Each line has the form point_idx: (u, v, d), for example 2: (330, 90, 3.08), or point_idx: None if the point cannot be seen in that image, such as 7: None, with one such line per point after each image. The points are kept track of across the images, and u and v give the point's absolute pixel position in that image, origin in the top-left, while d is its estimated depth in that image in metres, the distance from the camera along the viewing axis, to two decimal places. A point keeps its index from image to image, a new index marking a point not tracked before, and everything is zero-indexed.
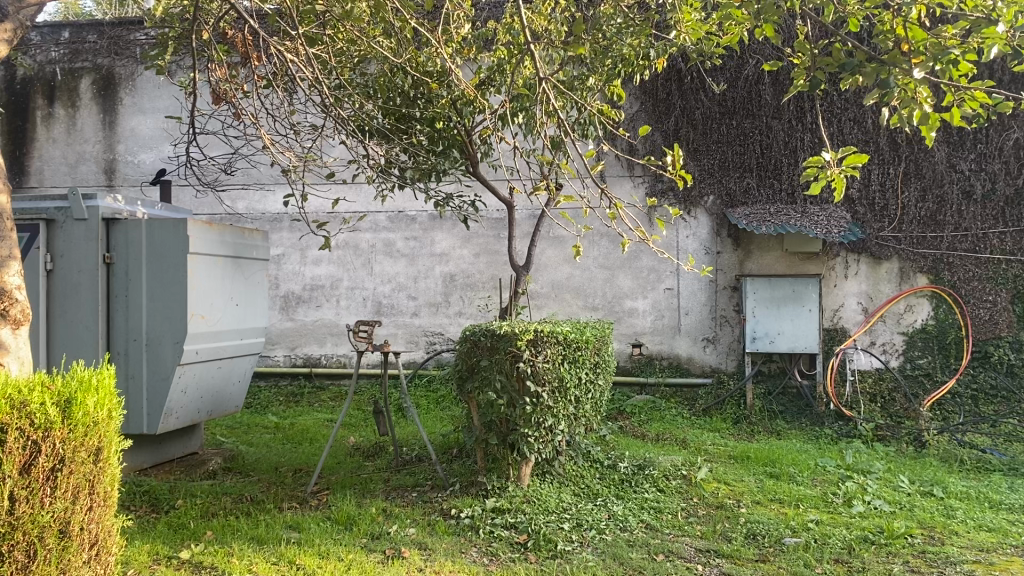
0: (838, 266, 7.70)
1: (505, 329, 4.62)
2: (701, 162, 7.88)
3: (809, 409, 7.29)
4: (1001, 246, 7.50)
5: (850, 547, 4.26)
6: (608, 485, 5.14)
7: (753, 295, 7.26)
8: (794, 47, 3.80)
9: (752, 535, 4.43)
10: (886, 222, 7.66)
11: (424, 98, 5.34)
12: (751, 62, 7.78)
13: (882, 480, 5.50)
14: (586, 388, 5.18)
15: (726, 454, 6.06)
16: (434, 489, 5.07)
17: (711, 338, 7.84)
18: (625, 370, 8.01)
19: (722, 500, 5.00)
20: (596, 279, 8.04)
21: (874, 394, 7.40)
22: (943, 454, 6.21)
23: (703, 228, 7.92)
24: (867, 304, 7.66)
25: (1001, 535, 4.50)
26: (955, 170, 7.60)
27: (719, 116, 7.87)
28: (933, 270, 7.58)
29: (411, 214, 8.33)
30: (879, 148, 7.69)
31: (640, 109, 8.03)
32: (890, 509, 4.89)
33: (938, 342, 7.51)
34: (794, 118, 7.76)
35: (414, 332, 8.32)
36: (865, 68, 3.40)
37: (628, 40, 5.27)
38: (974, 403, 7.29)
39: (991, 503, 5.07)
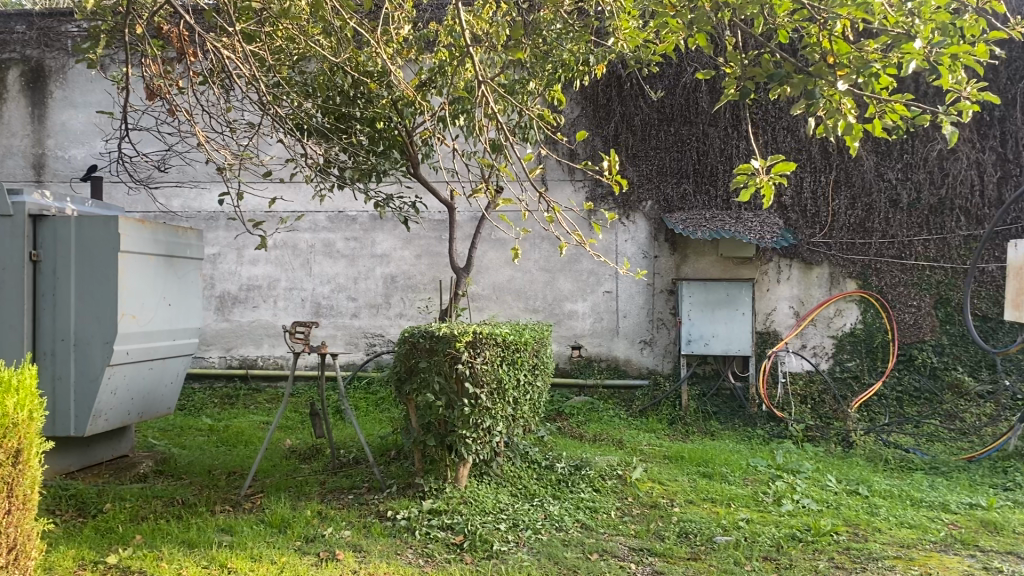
0: (771, 271, 7.91)
1: (444, 331, 4.63)
2: (639, 168, 8.01)
3: (742, 410, 7.46)
4: (925, 253, 7.78)
5: (778, 545, 4.38)
6: (544, 486, 5.18)
7: (688, 298, 7.38)
8: (726, 56, 3.94)
9: (684, 534, 4.52)
10: (817, 229, 7.88)
11: (364, 98, 5.32)
12: (689, 70, 7.92)
13: (810, 479, 5.64)
14: (524, 389, 5.20)
15: (661, 455, 6.17)
16: (370, 492, 5.05)
17: (648, 341, 7.98)
18: (564, 371, 8.08)
19: (656, 499, 5.08)
20: (537, 281, 8.09)
21: (805, 396, 7.57)
22: (869, 454, 6.41)
23: (642, 232, 8.04)
24: (798, 308, 7.88)
25: (921, 531, 4.67)
26: (883, 179, 7.85)
27: (657, 122, 8.00)
28: (861, 276, 7.83)
29: (351, 214, 8.27)
30: (811, 156, 7.90)
31: (581, 114, 8.11)
32: (817, 507, 5.04)
33: (866, 345, 7.75)
34: (730, 126, 7.92)
35: (353, 333, 8.27)
36: (793, 79, 3.50)
37: (569, 46, 5.42)
38: (899, 404, 7.54)
39: (913, 501, 5.25)
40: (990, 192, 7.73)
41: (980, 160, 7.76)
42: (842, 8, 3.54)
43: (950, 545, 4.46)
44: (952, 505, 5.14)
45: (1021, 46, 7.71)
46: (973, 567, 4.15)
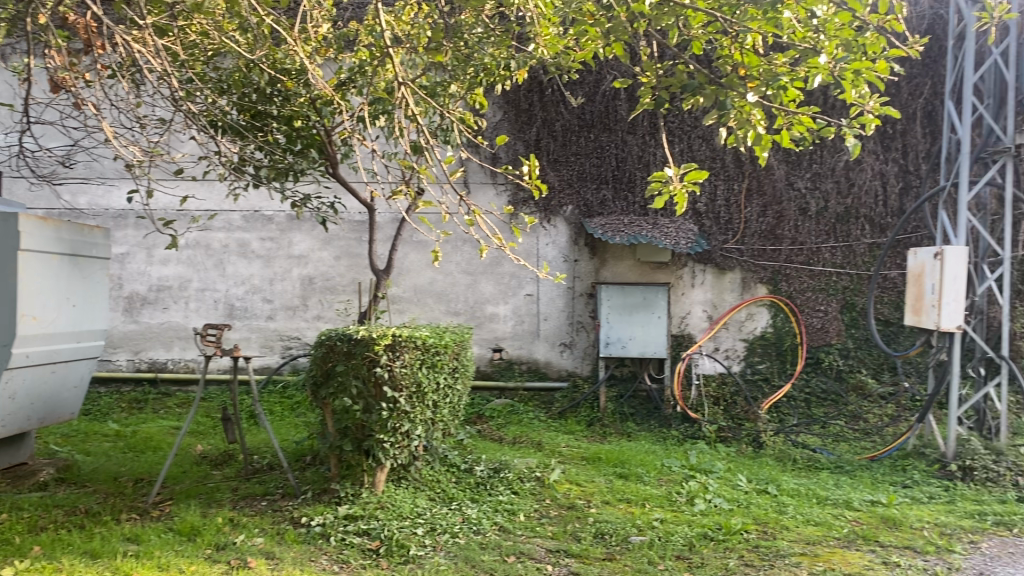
0: (686, 275, 8.09)
1: (362, 334, 4.60)
2: (560, 173, 8.08)
3: (658, 411, 7.60)
4: (832, 260, 8.09)
5: (690, 544, 4.47)
6: (463, 489, 5.18)
7: (607, 302, 7.48)
8: (640, 65, 4.16)
9: (600, 535, 4.58)
10: (730, 235, 8.09)
11: (281, 95, 5.24)
12: (608, 77, 8.03)
13: (721, 479, 5.78)
14: (445, 392, 5.14)
15: (579, 456, 6.24)
16: (285, 498, 4.95)
17: (568, 343, 8.06)
18: (484, 374, 8.09)
19: (573, 500, 5.13)
20: (458, 284, 8.08)
21: (718, 397, 7.77)
22: (778, 454, 6.61)
23: (562, 236, 8.11)
24: (712, 311, 8.07)
25: (826, 528, 4.85)
26: (792, 188, 8.11)
27: (578, 128, 8.09)
28: (772, 281, 8.08)
29: (267, 214, 8.09)
30: (725, 165, 8.10)
31: (503, 118, 8.14)
32: (728, 507, 5.17)
33: (776, 348, 8.02)
34: (648, 134, 8.07)
35: (268, 335, 8.10)
36: (705, 90, 3.72)
37: (490, 51, 5.43)
38: (807, 405, 7.79)
39: (818, 499, 5.44)
40: (893, 202, 8.08)
41: (883, 171, 8.09)
42: (752, 22, 3.66)
43: (852, 541, 4.64)
44: (855, 502, 5.34)
45: (921, 64, 8.08)
46: (873, 561, 4.32)
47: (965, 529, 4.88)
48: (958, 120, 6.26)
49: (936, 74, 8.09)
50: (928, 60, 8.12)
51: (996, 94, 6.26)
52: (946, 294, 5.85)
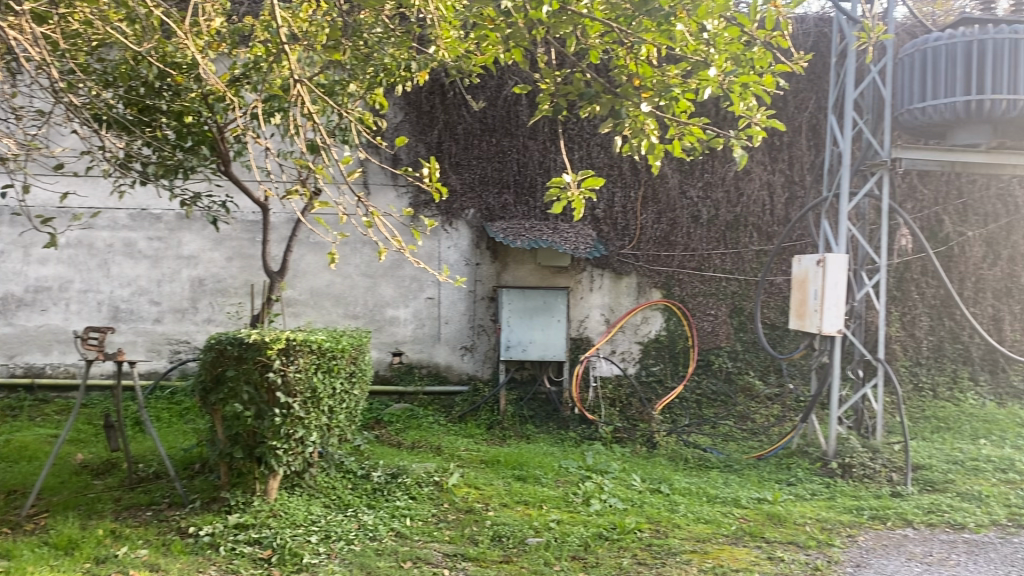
0: (585, 279, 8.21)
1: (253, 338, 4.49)
2: (461, 176, 8.08)
3: (556, 414, 7.68)
4: (722, 266, 8.37)
5: (585, 544, 4.53)
6: (359, 496, 5.10)
7: (508, 305, 7.47)
8: (540, 72, 4.24)
9: (497, 537, 4.59)
10: (626, 241, 8.26)
11: (171, 90, 5.07)
12: (509, 83, 8.07)
13: (616, 479, 5.90)
14: (341, 397, 5.05)
15: (478, 459, 6.24)
16: (171, 508, 4.77)
17: (468, 346, 8.07)
18: (383, 379, 8.00)
19: (471, 504, 5.12)
20: (357, 287, 7.96)
21: (614, 399, 7.93)
22: (671, 454, 6.79)
23: (463, 239, 8.11)
24: (609, 315, 8.23)
25: (715, 526, 4.99)
26: (686, 196, 8.35)
27: (480, 132, 8.11)
28: (665, 285, 8.31)
29: (155, 213, 7.79)
30: (623, 172, 8.25)
31: (404, 119, 8.07)
32: (623, 506, 5.27)
33: (669, 351, 8.24)
34: (548, 140, 8.16)
35: (155, 339, 7.79)
36: (602, 98, 3.97)
37: (391, 50, 5.34)
38: (699, 406, 8.03)
39: (708, 497, 5.61)
40: (779, 211, 8.43)
41: (771, 181, 8.43)
42: (647, 34, 3.82)
43: (740, 537, 4.80)
44: (743, 500, 5.53)
45: (806, 79, 8.45)
46: (759, 557, 4.48)
47: (844, 524, 5.12)
48: (841, 134, 6.57)
49: (821, 89, 8.48)
50: (812, 75, 8.51)
51: (874, 109, 6.62)
52: (827, 300, 6.13)
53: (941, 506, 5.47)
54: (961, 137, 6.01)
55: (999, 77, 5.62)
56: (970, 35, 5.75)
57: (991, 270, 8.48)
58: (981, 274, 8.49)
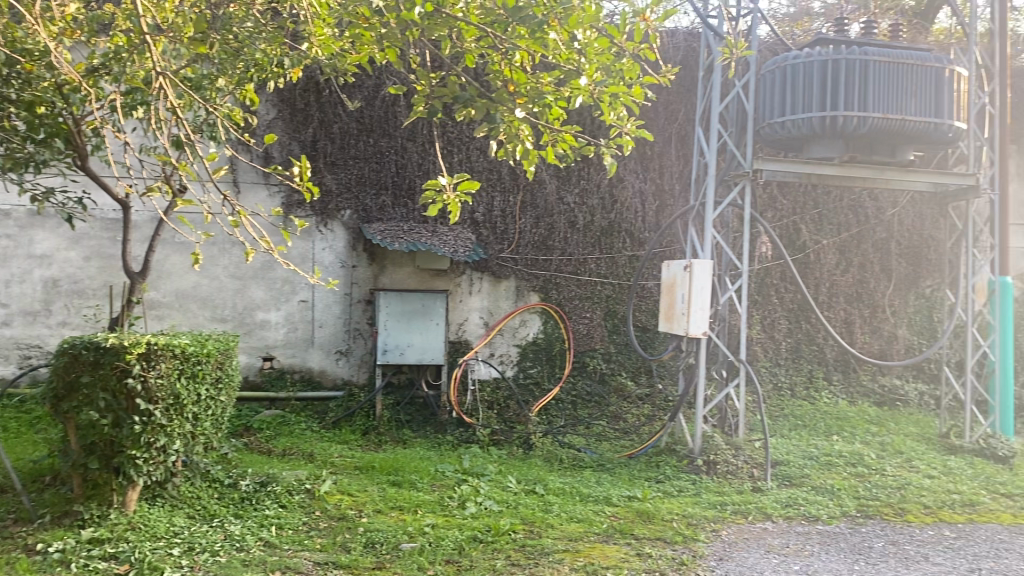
0: (463, 283, 8.23)
1: (111, 342, 4.26)
2: (338, 176, 7.94)
3: (433, 417, 7.65)
4: (597, 270, 8.56)
5: (460, 548, 4.54)
6: (226, 506, 4.92)
7: (385, 308, 7.32)
8: (415, 73, 4.22)
9: (370, 544, 4.52)
10: (505, 245, 8.32)
11: (21, 78, 4.75)
12: (386, 83, 8.01)
13: (492, 482, 5.93)
14: (207, 404, 4.87)
15: (352, 466, 6.13)
16: (17, 524, 4.46)
17: (343, 351, 7.93)
18: (253, 385, 7.74)
19: (344, 511, 5.02)
20: (226, 289, 7.69)
21: (492, 402, 7.96)
22: (547, 455, 6.88)
23: (339, 240, 7.96)
24: (487, 318, 8.27)
25: (587, 525, 5.09)
26: (563, 202, 8.49)
27: (356, 132, 7.99)
28: (543, 289, 8.42)
29: (3, 209, 7.28)
30: (501, 176, 8.30)
31: (277, 117, 7.88)
32: (498, 508, 5.31)
33: (546, 353, 8.36)
34: (426, 142, 8.13)
35: (3, 344, 7.29)
36: (476, 103, 3.85)
37: (262, 46, 5.21)
38: (574, 407, 8.18)
39: (581, 497, 5.72)
40: (651, 218, 8.70)
41: (643, 189, 8.70)
42: (520, 40, 3.92)
43: (610, 535, 4.92)
44: (614, 499, 5.66)
45: (676, 91, 8.79)
46: (628, 554, 4.60)
47: (708, 519, 5.33)
48: (706, 145, 6.85)
49: (689, 102, 8.82)
50: (681, 88, 8.85)
51: (737, 123, 6.91)
52: (694, 304, 6.36)
53: (798, 500, 5.77)
54: (816, 150, 6.37)
55: (852, 95, 6.01)
56: (826, 54, 6.13)
57: (843, 276, 9.03)
58: (834, 280, 9.02)
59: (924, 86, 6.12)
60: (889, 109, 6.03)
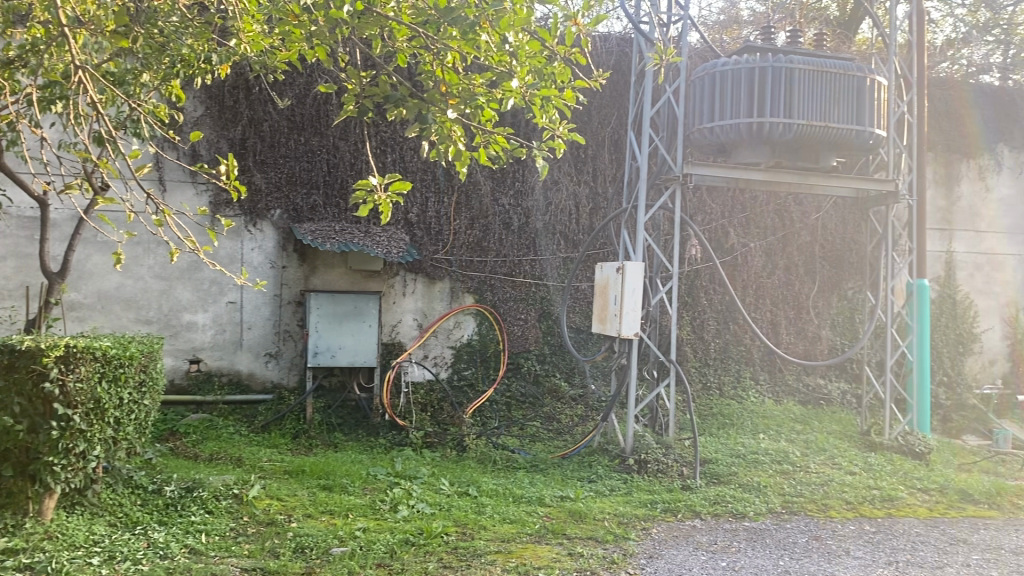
0: (397, 283, 8.17)
1: (27, 345, 4.11)
2: (267, 175, 7.80)
3: (366, 420, 7.58)
4: (531, 272, 8.60)
5: (392, 551, 4.50)
6: (150, 513, 4.79)
7: (316, 310, 7.21)
8: (345, 72, 4.18)
9: (300, 549, 4.45)
10: (439, 246, 8.29)
11: None
12: (318, 81, 7.91)
13: (425, 484, 5.90)
14: (129, 409, 4.73)
15: (281, 470, 6.03)
16: None
17: (273, 353, 7.79)
18: (179, 388, 7.55)
19: (273, 516, 4.94)
20: (151, 290, 7.49)
21: (425, 404, 7.92)
22: (480, 456, 6.89)
23: (269, 241, 7.82)
24: (421, 320, 8.23)
25: (519, 525, 5.11)
26: (497, 204, 8.51)
27: (287, 130, 7.87)
28: (477, 291, 8.42)
29: None
30: (435, 177, 8.28)
31: (205, 114, 7.71)
32: (430, 511, 5.29)
33: (481, 355, 8.36)
34: (359, 141, 8.06)
35: None
36: (407, 103, 3.82)
37: (189, 42, 5.00)
38: (508, 408, 8.19)
39: (514, 497, 5.73)
40: (584, 221, 8.78)
41: (576, 192, 8.77)
42: (452, 41, 3.93)
43: (542, 535, 4.95)
44: (547, 499, 5.69)
45: (608, 96, 8.90)
46: (560, 553, 4.63)
47: (639, 517, 5.40)
48: (639, 149, 6.93)
49: (621, 106, 8.95)
50: (614, 93, 8.96)
51: (668, 128, 7.01)
52: (626, 305, 6.43)
53: (726, 497, 5.89)
54: (743, 156, 6.52)
55: (777, 102, 6.17)
56: (753, 61, 6.29)
57: (770, 278, 9.26)
58: (761, 282, 9.25)
59: (846, 95, 6.32)
60: (813, 116, 6.21)
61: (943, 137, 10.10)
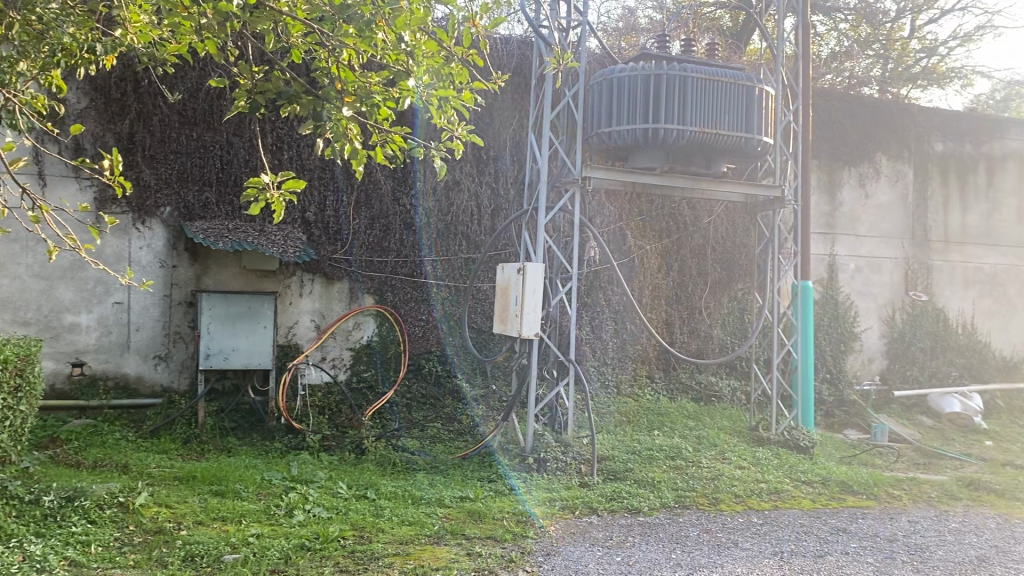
0: (294, 284, 8.01)
1: None
2: (157, 171, 7.53)
3: (261, 424, 7.39)
4: (433, 272, 8.58)
5: (287, 557, 4.41)
6: (26, 524, 4.54)
7: (208, 311, 7.00)
8: (238, 68, 4.09)
9: (190, 558, 4.32)
10: (338, 246, 8.17)
11: None
12: (211, 75, 7.69)
13: (322, 488, 5.80)
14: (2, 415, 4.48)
15: (170, 477, 5.82)
16: None
17: (163, 356, 7.51)
18: (61, 394, 7.20)
19: (161, 524, 4.76)
20: (29, 290, 7.12)
21: (323, 407, 7.78)
22: (379, 459, 6.83)
23: (158, 239, 7.54)
24: (319, 321, 8.10)
25: (418, 527, 5.10)
26: (398, 203, 8.43)
27: (178, 125, 7.62)
28: (378, 291, 8.34)
29: None
30: (334, 176, 8.15)
31: (89, 106, 7.40)
32: (327, 515, 5.21)
33: (380, 357, 8.29)
34: (254, 137, 7.86)
35: None
36: (301, 99, 3.77)
37: (70, 30, 4.75)
38: (408, 410, 8.15)
39: (413, 499, 5.71)
40: (486, 221, 8.83)
41: (479, 193, 8.81)
42: (348, 39, 3.87)
43: (442, 536, 4.94)
44: (446, 500, 5.69)
45: (509, 98, 8.97)
46: (458, 554, 4.65)
47: (537, 515, 5.46)
48: (540, 151, 7.01)
49: (523, 107, 9.02)
50: (515, 95, 9.03)
51: (568, 131, 7.10)
52: (526, 306, 6.49)
53: (622, 493, 6.02)
54: (639, 160, 6.68)
55: (671, 109, 6.37)
56: (649, 68, 6.45)
57: (665, 279, 9.51)
58: (657, 283, 9.49)
59: (737, 104, 6.56)
60: (705, 124, 6.44)
61: (827, 146, 10.61)
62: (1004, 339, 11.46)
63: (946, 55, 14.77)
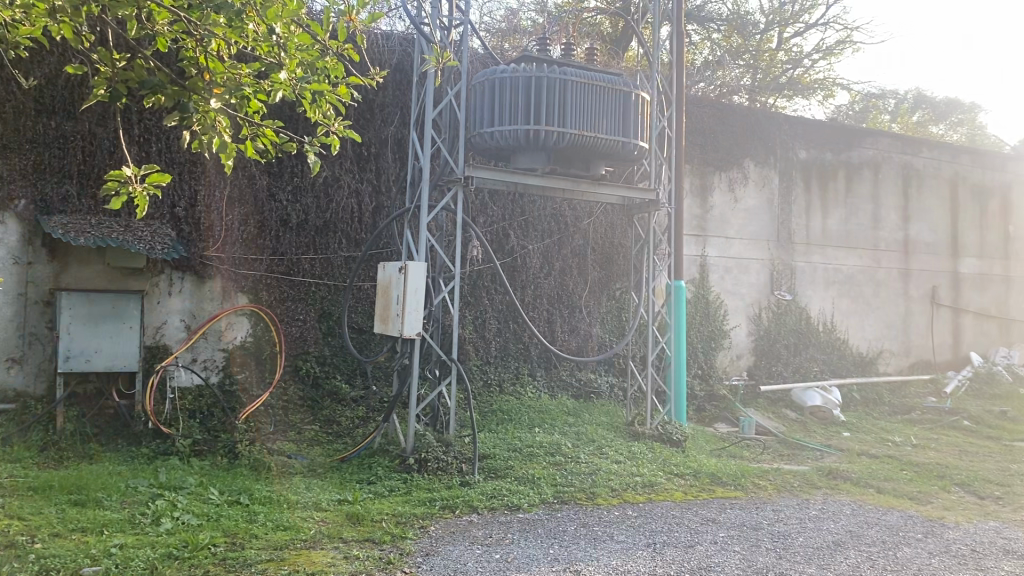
0: (162, 282, 7.69)
1: None
2: (10, 160, 7.07)
3: (126, 429, 7.05)
4: (311, 270, 8.39)
5: (152, 567, 4.22)
6: None
7: (68, 311, 6.64)
8: (96, 55, 3.91)
9: (43, 572, 4.06)
10: (210, 243, 7.88)
11: None
12: (71, 61, 7.30)
13: (192, 494, 5.58)
14: None
15: (24, 487, 5.46)
16: None
17: (17, 358, 7.05)
18: None
19: (12, 538, 4.46)
20: None
21: (193, 410, 7.48)
22: (253, 463, 6.63)
23: (11, 234, 7.07)
24: (189, 321, 7.79)
25: (293, 531, 4.97)
26: (273, 199, 8.23)
27: (34, 113, 7.18)
28: (252, 291, 8.11)
29: None
30: (206, 169, 7.87)
31: None
32: (197, 522, 5.01)
33: (255, 358, 8.05)
34: (119, 128, 7.49)
35: None
36: (167, 89, 3.63)
37: None
38: (285, 412, 7.94)
39: (289, 504, 5.56)
40: (367, 219, 8.69)
41: (359, 190, 8.66)
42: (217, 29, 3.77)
43: (318, 541, 4.84)
44: (323, 503, 5.59)
45: (391, 94, 8.89)
46: (335, 557, 4.56)
47: (417, 516, 5.44)
48: (422, 148, 6.96)
49: (404, 105, 8.97)
50: (396, 92, 8.96)
51: (450, 129, 7.08)
52: (408, 305, 6.43)
53: (502, 491, 6.07)
54: (520, 160, 6.74)
55: (551, 111, 6.47)
56: (530, 71, 6.52)
57: (546, 279, 9.64)
58: (539, 282, 9.61)
59: (614, 108, 6.73)
60: (583, 127, 6.57)
61: (699, 150, 11.01)
62: (860, 336, 12.21)
63: (811, 67, 15.65)
